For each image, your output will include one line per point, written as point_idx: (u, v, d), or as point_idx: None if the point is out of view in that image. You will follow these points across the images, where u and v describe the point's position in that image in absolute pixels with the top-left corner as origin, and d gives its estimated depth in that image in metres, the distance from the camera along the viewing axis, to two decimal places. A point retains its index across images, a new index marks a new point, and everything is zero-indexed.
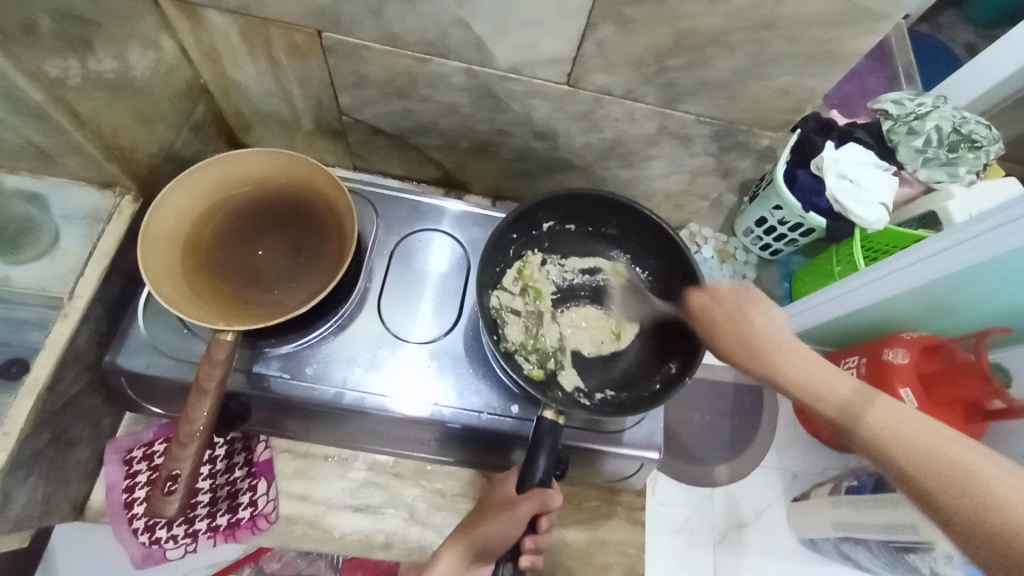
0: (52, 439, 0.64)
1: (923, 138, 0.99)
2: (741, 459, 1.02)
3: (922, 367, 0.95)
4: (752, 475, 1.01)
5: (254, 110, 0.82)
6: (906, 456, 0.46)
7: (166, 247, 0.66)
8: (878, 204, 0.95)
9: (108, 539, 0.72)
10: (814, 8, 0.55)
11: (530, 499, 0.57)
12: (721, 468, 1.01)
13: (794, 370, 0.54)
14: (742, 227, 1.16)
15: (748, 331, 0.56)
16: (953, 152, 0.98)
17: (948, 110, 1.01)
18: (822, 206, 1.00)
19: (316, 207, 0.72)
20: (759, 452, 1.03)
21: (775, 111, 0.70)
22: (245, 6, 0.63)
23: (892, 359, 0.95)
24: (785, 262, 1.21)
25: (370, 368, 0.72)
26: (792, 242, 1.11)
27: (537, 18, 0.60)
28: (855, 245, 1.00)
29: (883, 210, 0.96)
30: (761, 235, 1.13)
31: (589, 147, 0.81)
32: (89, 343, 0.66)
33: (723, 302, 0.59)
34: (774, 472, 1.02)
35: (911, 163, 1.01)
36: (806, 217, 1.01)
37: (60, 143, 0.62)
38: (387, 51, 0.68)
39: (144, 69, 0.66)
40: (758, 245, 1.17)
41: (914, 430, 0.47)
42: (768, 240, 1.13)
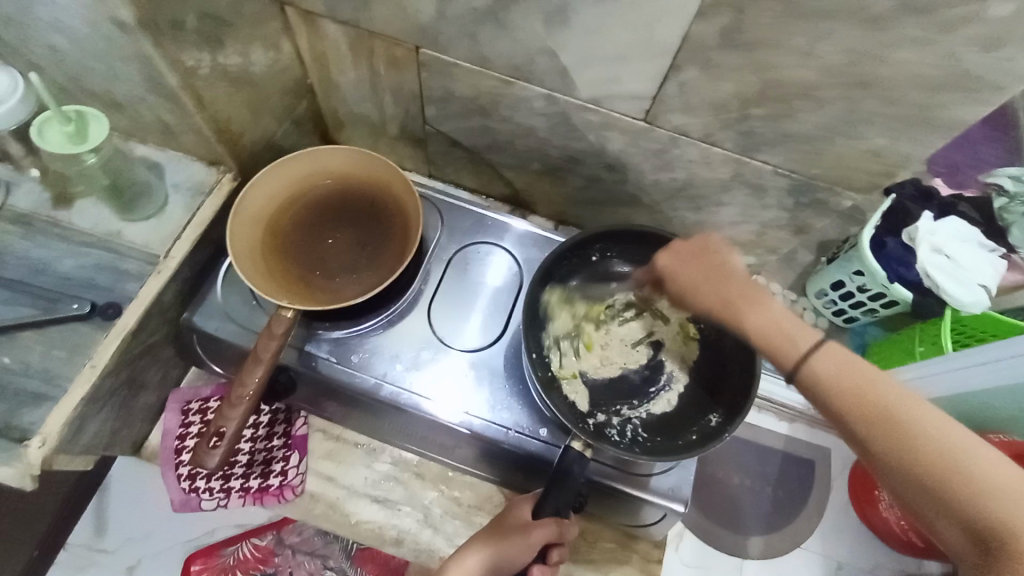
0: (127, 379, 0.71)
1: None
2: (780, 534, 0.95)
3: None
4: (791, 555, 0.94)
5: (349, 112, 0.89)
6: (865, 411, 0.44)
7: (251, 224, 0.72)
8: (978, 286, 0.85)
9: (154, 481, 0.78)
10: (918, 71, 0.53)
11: (547, 527, 0.59)
12: (756, 539, 0.95)
13: (766, 317, 0.52)
14: (815, 289, 1.05)
15: (722, 281, 0.55)
16: None
17: None
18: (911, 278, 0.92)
19: (387, 207, 0.77)
20: (802, 531, 0.95)
21: (862, 173, 0.67)
22: (357, 19, 0.70)
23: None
24: (860, 331, 1.10)
25: (411, 367, 0.75)
26: (871, 311, 1.01)
27: (623, 54, 0.61)
28: (943, 327, 0.92)
29: (983, 294, 0.85)
30: (835, 300, 1.03)
31: (658, 185, 0.81)
32: (172, 300, 0.73)
33: (694, 253, 0.58)
34: (817, 557, 0.94)
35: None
36: (890, 288, 0.92)
37: (185, 123, 0.70)
38: (475, 71, 0.71)
39: (263, 66, 0.74)
40: (831, 309, 1.07)
41: (866, 376, 0.46)
42: (843, 305, 1.03)
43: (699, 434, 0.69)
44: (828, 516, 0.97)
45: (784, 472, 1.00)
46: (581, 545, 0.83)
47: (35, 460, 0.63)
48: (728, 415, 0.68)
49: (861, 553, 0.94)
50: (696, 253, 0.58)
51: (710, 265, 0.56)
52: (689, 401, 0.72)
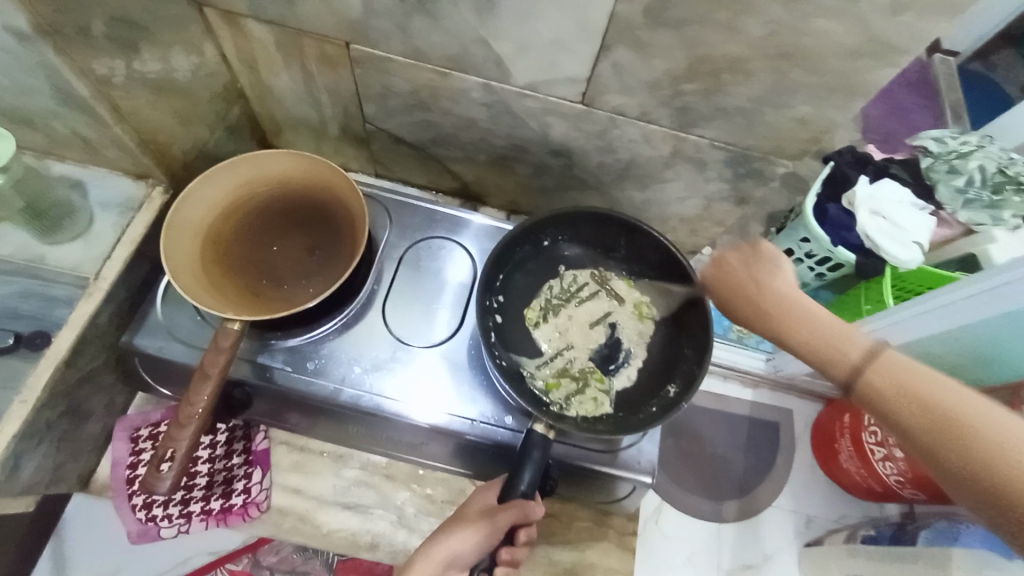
0: (65, 411, 0.67)
1: (966, 177, 0.95)
2: (751, 497, 0.99)
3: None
4: (762, 515, 0.98)
5: (286, 115, 0.86)
6: (920, 417, 0.42)
7: (190, 236, 0.69)
8: (913, 243, 0.93)
9: (108, 514, 0.75)
10: (833, 39, 0.55)
11: (511, 508, 0.57)
12: (730, 504, 0.98)
13: (809, 327, 0.49)
14: None
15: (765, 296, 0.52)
16: (998, 194, 0.95)
17: (993, 150, 0.98)
18: (853, 241, 0.97)
19: (333, 210, 0.75)
20: (771, 492, 0.99)
21: (793, 142, 0.69)
22: (283, 17, 0.67)
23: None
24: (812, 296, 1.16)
25: (371, 369, 0.73)
26: (819, 276, 1.07)
27: (555, 38, 0.61)
28: (885, 283, 0.98)
29: (918, 249, 0.93)
30: (786, 267, 1.10)
31: (604, 167, 0.82)
32: (109, 323, 0.69)
33: (732, 261, 0.55)
34: (787, 515, 0.98)
35: (951, 203, 0.98)
36: (833, 251, 0.97)
37: (106, 136, 0.66)
38: (411, 64, 0.70)
39: (186, 71, 0.71)
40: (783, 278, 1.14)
41: (936, 387, 0.42)
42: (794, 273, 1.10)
43: (660, 405, 0.71)
44: (794, 475, 1.01)
45: (751, 438, 1.04)
46: (557, 527, 0.85)
47: None
48: (684, 385, 0.70)
49: (826, 507, 0.99)
50: (736, 269, 0.54)
51: (743, 272, 0.54)
52: (647, 375, 0.73)
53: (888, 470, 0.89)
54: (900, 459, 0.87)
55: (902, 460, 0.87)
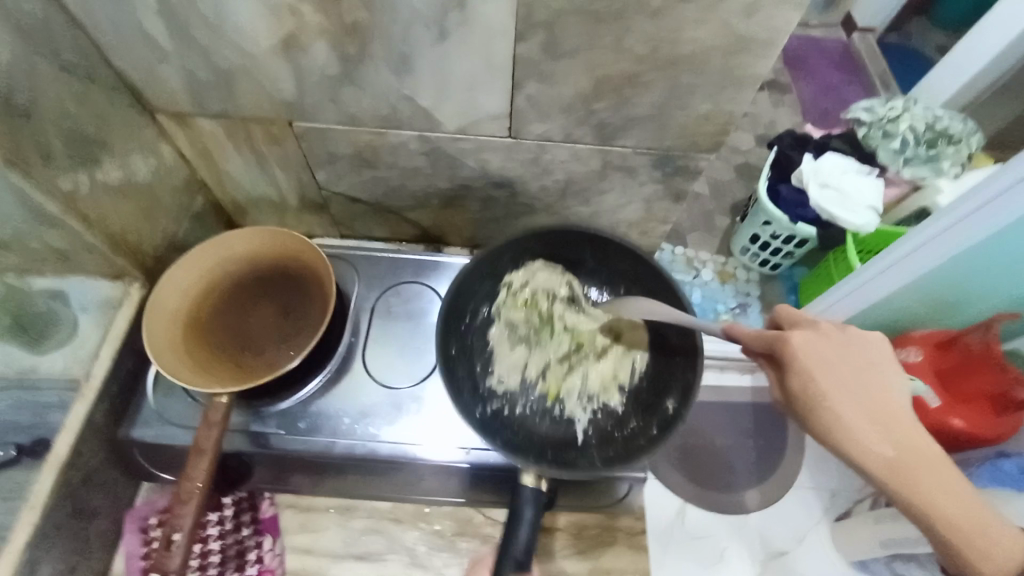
0: (73, 511, 0.68)
1: (899, 138, 1.06)
2: (772, 485, 1.00)
3: (940, 363, 0.96)
4: (786, 501, 0.99)
5: (247, 196, 0.92)
6: (921, 500, 0.51)
7: (169, 323, 0.73)
8: (867, 208, 1.01)
9: None
10: (706, 43, 0.62)
11: None
12: (751, 493, 0.99)
13: (870, 428, 0.52)
14: (739, 246, 1.20)
15: (834, 403, 0.52)
16: (932, 148, 1.04)
17: (919, 111, 1.10)
18: (809, 217, 1.05)
19: (301, 272, 0.80)
20: (789, 474, 1.01)
21: (703, 135, 0.76)
22: (227, 109, 0.74)
23: (908, 360, 0.97)
24: (789, 275, 1.23)
25: (361, 418, 0.76)
26: (790, 255, 1.13)
27: (469, 83, 0.69)
28: (850, 251, 1.02)
29: (872, 214, 1.01)
30: (757, 252, 1.17)
31: (545, 189, 0.88)
32: (104, 420, 0.72)
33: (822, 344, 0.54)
34: (810, 493, 1.00)
35: (893, 163, 1.05)
36: (795, 229, 1.05)
37: (77, 245, 0.71)
38: (350, 129, 0.77)
39: (146, 173, 0.77)
40: (758, 262, 1.20)
41: (942, 485, 0.52)
42: (765, 255, 1.16)
43: (659, 425, 0.71)
44: (808, 451, 1.04)
45: (757, 423, 1.06)
46: (568, 539, 0.85)
47: None
48: (682, 395, 0.69)
49: (845, 479, 1.01)
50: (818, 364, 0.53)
51: (819, 366, 0.53)
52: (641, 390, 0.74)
53: None
54: None
55: None
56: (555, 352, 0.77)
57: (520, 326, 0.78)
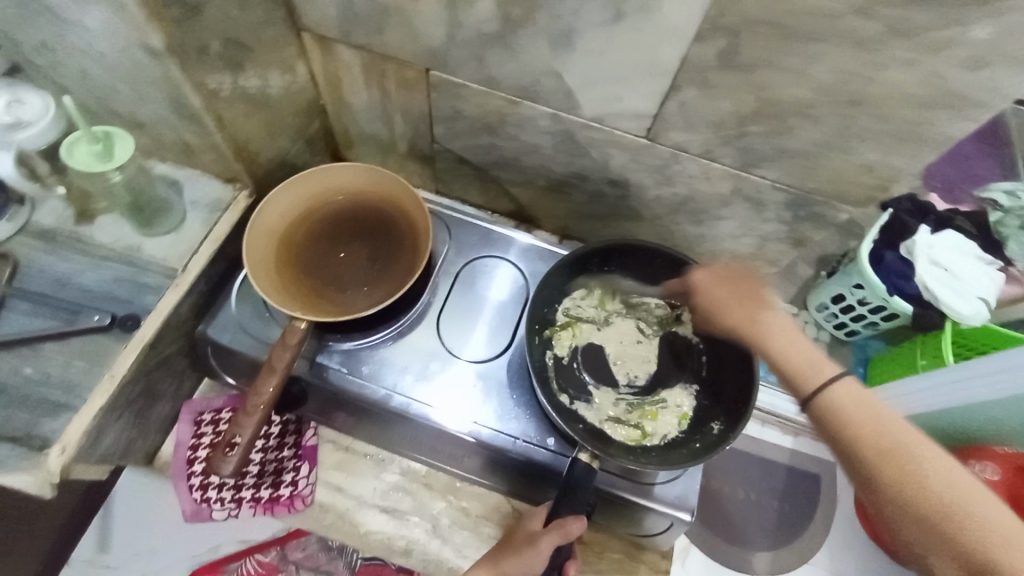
0: (143, 391, 0.71)
1: None
2: (788, 550, 0.92)
3: (1015, 489, 0.84)
4: (798, 570, 0.91)
5: (360, 131, 0.92)
6: (853, 444, 0.48)
7: (266, 238, 0.74)
8: (976, 298, 0.78)
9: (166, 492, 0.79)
10: (907, 90, 0.55)
11: (551, 532, 0.58)
12: (763, 555, 0.92)
13: (784, 339, 0.57)
14: (815, 303, 0.98)
15: (756, 312, 0.60)
16: None
17: None
18: (910, 291, 0.83)
19: (397, 223, 0.79)
20: (811, 545, 0.93)
21: (857, 186, 0.69)
22: (371, 44, 0.73)
23: (982, 475, 0.86)
24: (862, 345, 1.03)
25: (420, 378, 0.76)
26: (871, 325, 0.95)
27: (625, 73, 0.64)
28: (944, 342, 0.85)
29: (983, 306, 0.78)
30: (835, 313, 0.97)
31: (660, 199, 0.83)
32: (188, 313, 0.74)
33: (721, 281, 0.64)
34: (824, 573, 0.91)
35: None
36: (889, 301, 0.85)
37: (205, 142, 0.72)
38: (483, 91, 0.74)
39: (279, 88, 0.77)
40: (833, 323, 1.00)
41: (873, 419, 0.48)
42: (843, 318, 0.97)
43: (703, 442, 0.69)
44: (835, 529, 0.94)
45: (789, 484, 0.97)
46: (588, 556, 0.83)
47: (56, 467, 0.62)
48: (729, 421, 0.69)
49: None
50: (723, 285, 0.64)
51: (727, 291, 0.63)
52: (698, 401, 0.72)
53: None
54: None
55: None
56: (620, 362, 0.75)
57: (590, 336, 0.76)
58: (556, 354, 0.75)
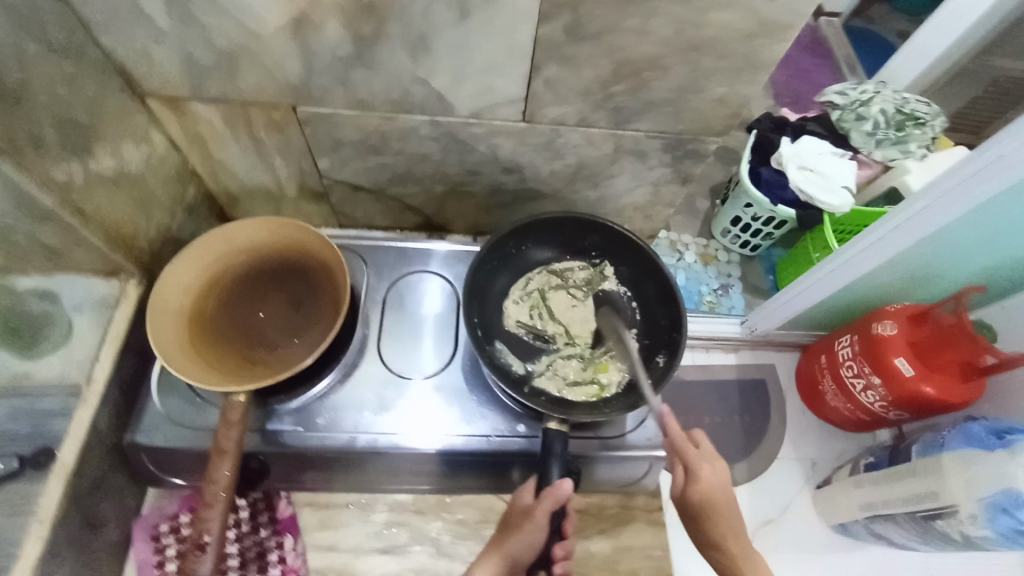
0: (81, 523, 0.64)
1: (871, 121, 1.03)
2: (757, 457, 1.04)
3: (912, 336, 0.91)
4: (771, 470, 1.03)
5: (241, 185, 0.88)
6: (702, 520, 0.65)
7: (173, 319, 0.70)
8: (842, 189, 0.98)
9: None
10: (729, 27, 0.63)
11: (544, 499, 0.58)
12: (740, 465, 1.02)
13: (715, 475, 0.65)
14: (720, 229, 1.19)
15: (702, 462, 0.65)
16: (901, 131, 1.01)
17: (889, 94, 1.06)
18: (788, 198, 1.01)
19: (309, 265, 0.77)
20: (773, 447, 1.05)
21: (717, 118, 0.76)
22: (226, 93, 0.71)
23: (883, 333, 0.92)
24: (768, 255, 1.23)
25: (377, 411, 0.75)
26: (768, 237, 1.13)
27: (488, 66, 0.67)
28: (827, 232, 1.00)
29: (848, 194, 0.98)
30: (738, 234, 1.16)
31: (556, 174, 0.87)
32: (109, 425, 0.68)
33: (679, 442, 0.65)
34: (793, 463, 1.04)
35: (865, 146, 1.03)
36: (775, 211, 1.02)
37: (71, 240, 0.66)
38: (357, 114, 0.74)
39: (137, 161, 0.73)
40: (738, 244, 1.20)
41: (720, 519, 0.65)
42: (745, 237, 1.16)
43: (654, 376, 0.72)
44: (789, 425, 1.07)
45: (743, 400, 1.09)
46: (588, 520, 0.87)
47: None
48: (670, 351, 0.73)
49: (824, 448, 1.05)
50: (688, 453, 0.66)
51: (685, 449, 0.65)
52: (640, 342, 0.76)
53: (872, 398, 0.95)
54: (879, 386, 0.93)
55: (881, 386, 0.93)
56: (562, 331, 0.77)
57: (526, 316, 0.78)
58: (502, 343, 0.76)
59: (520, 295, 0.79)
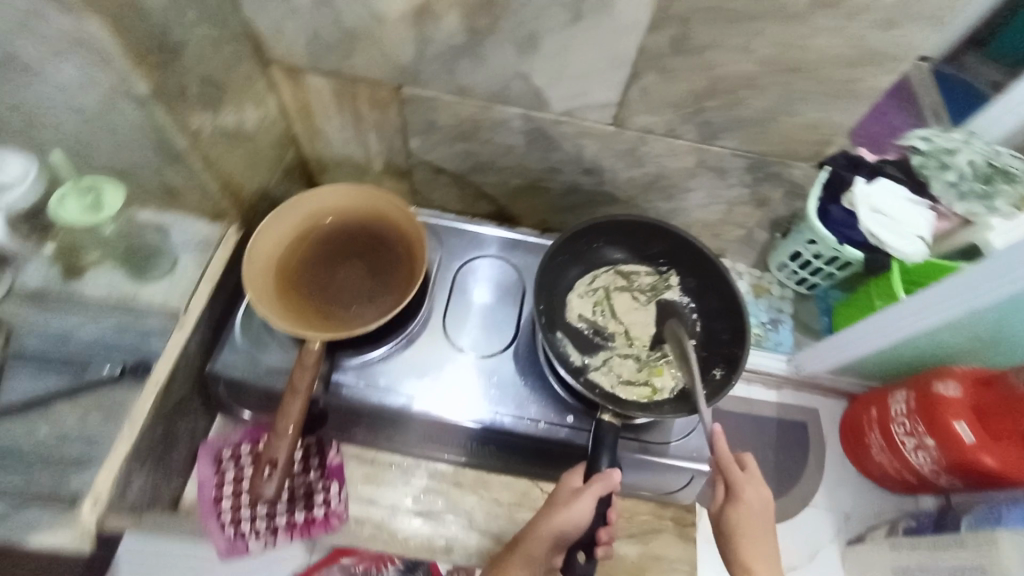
0: (162, 436, 0.71)
1: (956, 171, 0.85)
2: (792, 496, 1.01)
3: (977, 401, 0.87)
4: (802, 514, 1.00)
5: (334, 156, 0.93)
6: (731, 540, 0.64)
7: (264, 267, 0.76)
8: (916, 237, 0.86)
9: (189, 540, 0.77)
10: (835, 53, 0.63)
11: (597, 483, 0.63)
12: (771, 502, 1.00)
13: (756, 501, 0.63)
14: (777, 262, 1.08)
15: (743, 482, 0.63)
16: (989, 185, 0.83)
17: (979, 144, 0.86)
18: (857, 239, 0.90)
19: (390, 235, 0.81)
20: (809, 489, 1.02)
21: (806, 144, 0.77)
22: (340, 68, 0.76)
23: (945, 393, 0.87)
24: (824, 296, 1.11)
25: (434, 380, 0.79)
26: (829, 276, 1.02)
27: (588, 67, 0.70)
28: (895, 278, 0.91)
29: (922, 243, 0.86)
30: (796, 270, 1.05)
31: (634, 180, 0.89)
32: (197, 353, 0.75)
33: (726, 460, 0.63)
34: (824, 512, 1.00)
35: (945, 197, 0.85)
36: (841, 251, 0.92)
37: (191, 183, 0.73)
38: (456, 100, 0.78)
39: (254, 121, 0.78)
40: (794, 280, 1.10)
41: (749, 544, 0.63)
42: (804, 274, 1.05)
43: (709, 387, 0.73)
44: (828, 471, 1.04)
45: (783, 434, 1.06)
46: (619, 522, 0.87)
47: (91, 520, 0.63)
48: (729, 364, 0.74)
49: (863, 501, 1.02)
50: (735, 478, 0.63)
51: (729, 468, 0.63)
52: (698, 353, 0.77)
53: (922, 460, 0.91)
54: (932, 448, 0.89)
55: (934, 448, 0.88)
56: (621, 331, 0.78)
57: (586, 311, 0.80)
58: (561, 334, 0.78)
59: (585, 291, 0.81)
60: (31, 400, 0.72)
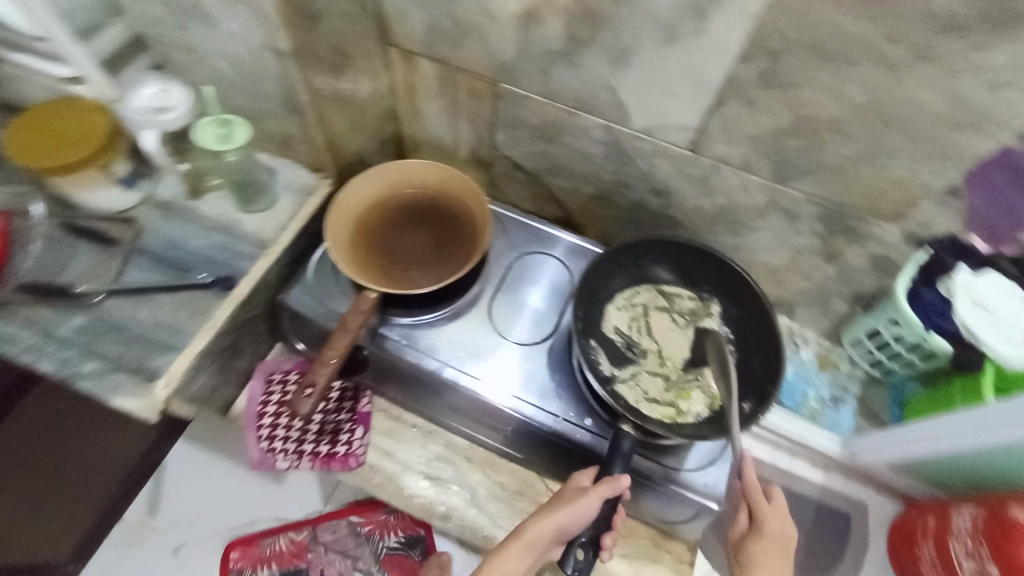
0: (229, 344, 0.81)
1: None
2: None
3: None
4: None
5: (427, 137, 1.02)
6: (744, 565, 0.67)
7: (344, 220, 0.84)
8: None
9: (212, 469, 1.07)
10: (931, 110, 0.62)
11: (605, 483, 0.66)
12: None
13: (776, 532, 0.66)
14: (851, 337, 0.98)
15: (767, 511, 0.66)
16: None
17: None
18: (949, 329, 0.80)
19: (457, 214, 0.88)
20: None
21: (888, 201, 0.74)
22: (449, 58, 0.84)
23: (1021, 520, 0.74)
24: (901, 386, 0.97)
25: (468, 355, 0.83)
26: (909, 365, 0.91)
27: (674, 88, 0.73)
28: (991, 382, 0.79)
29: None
30: (873, 350, 0.95)
31: (702, 210, 0.89)
32: (273, 280, 0.84)
33: (753, 489, 0.66)
34: None
35: None
36: (927, 340, 0.82)
37: (303, 134, 0.84)
38: (545, 102, 0.84)
39: (366, 92, 0.89)
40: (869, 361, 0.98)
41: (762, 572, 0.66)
42: (881, 356, 0.94)
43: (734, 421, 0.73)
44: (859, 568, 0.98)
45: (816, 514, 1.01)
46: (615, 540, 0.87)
47: (162, 397, 0.72)
48: (759, 401, 0.73)
49: None
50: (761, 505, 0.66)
51: (755, 496, 0.67)
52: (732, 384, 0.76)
53: None
54: None
55: None
56: (655, 350, 0.79)
57: (625, 324, 0.81)
58: (596, 339, 0.79)
59: (623, 304, 0.82)
60: (138, 288, 0.78)
